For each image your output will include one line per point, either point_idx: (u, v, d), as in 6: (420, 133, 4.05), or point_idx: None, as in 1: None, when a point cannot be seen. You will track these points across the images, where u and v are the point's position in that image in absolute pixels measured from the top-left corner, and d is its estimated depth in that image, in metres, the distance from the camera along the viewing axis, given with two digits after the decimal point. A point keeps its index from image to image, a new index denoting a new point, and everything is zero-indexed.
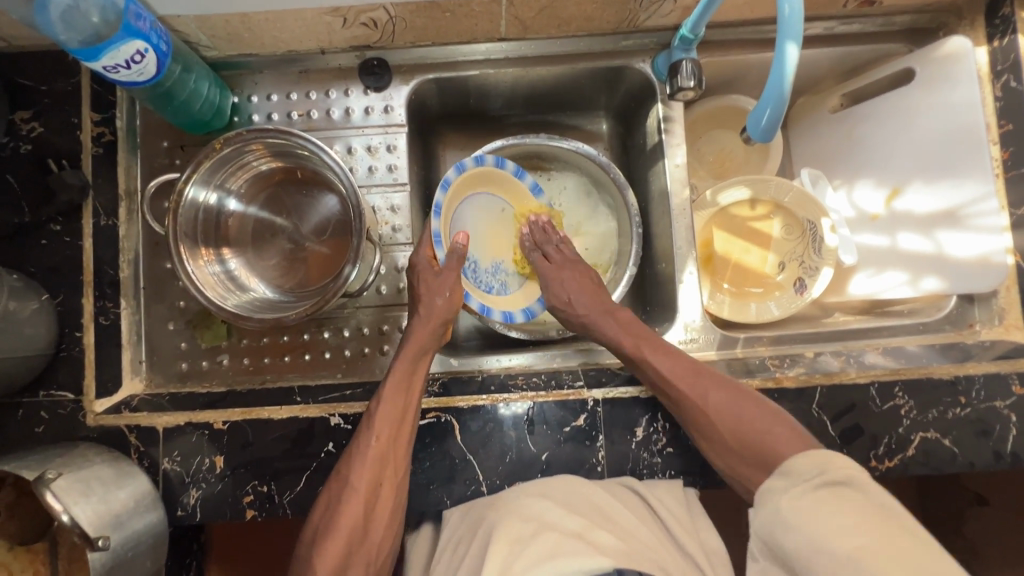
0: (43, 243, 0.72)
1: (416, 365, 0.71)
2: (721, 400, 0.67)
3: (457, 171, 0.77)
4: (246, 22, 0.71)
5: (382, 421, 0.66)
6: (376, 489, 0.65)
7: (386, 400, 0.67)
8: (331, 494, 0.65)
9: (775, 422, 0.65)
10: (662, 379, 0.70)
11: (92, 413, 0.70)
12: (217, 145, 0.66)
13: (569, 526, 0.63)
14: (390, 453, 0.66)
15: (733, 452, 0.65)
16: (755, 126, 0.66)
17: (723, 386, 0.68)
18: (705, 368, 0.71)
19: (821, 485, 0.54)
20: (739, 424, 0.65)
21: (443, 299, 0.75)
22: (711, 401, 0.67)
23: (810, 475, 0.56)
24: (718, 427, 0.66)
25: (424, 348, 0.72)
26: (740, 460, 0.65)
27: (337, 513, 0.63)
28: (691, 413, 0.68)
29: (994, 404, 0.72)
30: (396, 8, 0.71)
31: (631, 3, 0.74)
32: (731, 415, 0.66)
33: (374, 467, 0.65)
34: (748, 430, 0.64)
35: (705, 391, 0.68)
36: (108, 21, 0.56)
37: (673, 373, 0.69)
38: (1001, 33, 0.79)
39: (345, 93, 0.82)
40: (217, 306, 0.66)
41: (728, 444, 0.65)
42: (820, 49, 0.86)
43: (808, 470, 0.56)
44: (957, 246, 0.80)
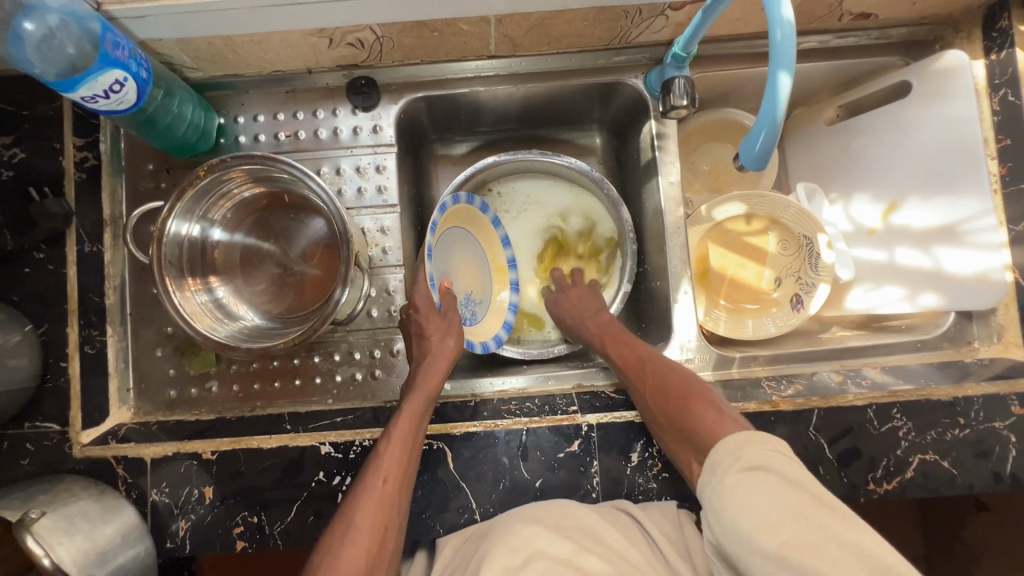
0: (27, 272, 0.71)
1: (425, 405, 0.69)
2: (669, 378, 0.70)
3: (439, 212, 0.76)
4: (230, 45, 0.69)
5: (390, 461, 0.64)
6: (381, 535, 0.61)
7: (394, 439, 0.66)
8: (330, 539, 0.61)
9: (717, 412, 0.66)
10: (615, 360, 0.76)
11: (78, 445, 0.69)
12: (200, 173, 0.65)
13: (559, 552, 0.65)
14: (395, 495, 0.63)
15: (674, 432, 0.66)
16: (749, 153, 0.63)
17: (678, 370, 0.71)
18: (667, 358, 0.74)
19: (747, 470, 0.57)
20: (670, 404, 0.68)
21: (452, 343, 0.75)
22: (654, 377, 0.71)
23: (727, 460, 0.59)
24: (665, 400, 0.69)
25: (432, 393, 0.70)
26: (679, 440, 0.65)
27: (336, 559, 0.59)
28: (642, 385, 0.71)
29: (994, 425, 0.71)
30: (383, 29, 0.70)
31: (623, 20, 0.73)
32: (679, 397, 0.68)
33: (379, 509, 0.62)
34: (688, 407, 0.67)
35: (661, 367, 0.72)
36: (84, 52, 0.54)
37: (623, 354, 0.76)
38: (1000, 46, 0.78)
39: (333, 113, 0.81)
40: (205, 337, 0.65)
41: (668, 425, 0.67)
42: (815, 62, 0.85)
43: (735, 450, 0.59)
44: (955, 262, 0.78)
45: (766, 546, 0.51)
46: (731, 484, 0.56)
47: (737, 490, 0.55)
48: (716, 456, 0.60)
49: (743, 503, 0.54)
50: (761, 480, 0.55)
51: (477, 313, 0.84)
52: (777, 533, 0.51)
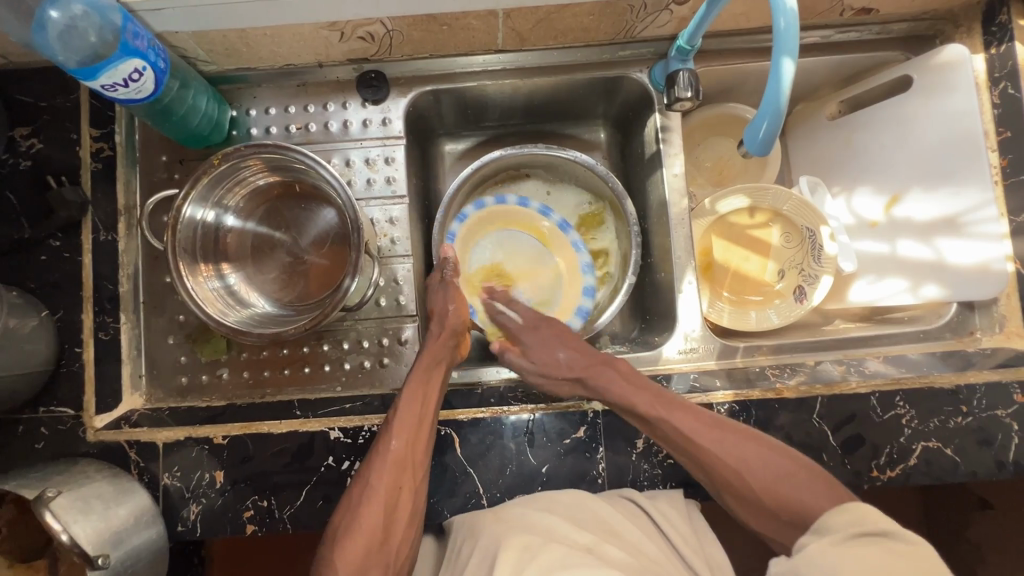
0: (43, 259, 0.72)
1: (432, 371, 0.71)
2: (744, 455, 0.64)
3: (477, 207, 0.90)
4: (244, 37, 0.71)
5: (403, 424, 0.66)
6: (397, 493, 0.64)
7: (406, 402, 0.68)
8: (351, 499, 0.64)
9: (799, 472, 0.62)
10: (685, 439, 0.67)
11: (92, 430, 0.70)
12: (215, 161, 0.67)
13: (578, 539, 0.64)
14: (409, 456, 0.66)
15: (767, 513, 0.62)
16: (752, 139, 0.65)
17: (743, 437, 0.66)
18: (730, 424, 0.67)
19: (851, 536, 0.52)
20: (774, 485, 0.62)
21: (453, 309, 0.76)
22: (746, 466, 0.64)
23: (842, 528, 0.53)
24: (750, 484, 0.63)
25: (437, 359, 0.72)
26: (778, 523, 0.61)
27: (357, 517, 0.63)
28: (717, 472, 0.65)
29: (996, 412, 0.72)
30: (394, 22, 0.71)
31: (628, 14, 0.74)
32: (763, 475, 0.63)
33: (394, 470, 0.64)
34: (774, 487, 0.62)
35: (726, 445, 0.65)
36: (106, 41, 0.56)
37: (697, 432, 0.66)
38: (999, 40, 0.79)
39: (343, 106, 0.82)
40: (217, 321, 0.66)
41: (761, 506, 0.62)
42: (816, 57, 0.87)
43: (842, 524, 0.53)
44: (956, 253, 0.79)
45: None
46: (839, 550, 0.51)
47: (849, 552, 0.50)
48: (825, 523, 0.55)
49: (854, 560, 0.49)
50: (874, 545, 0.50)
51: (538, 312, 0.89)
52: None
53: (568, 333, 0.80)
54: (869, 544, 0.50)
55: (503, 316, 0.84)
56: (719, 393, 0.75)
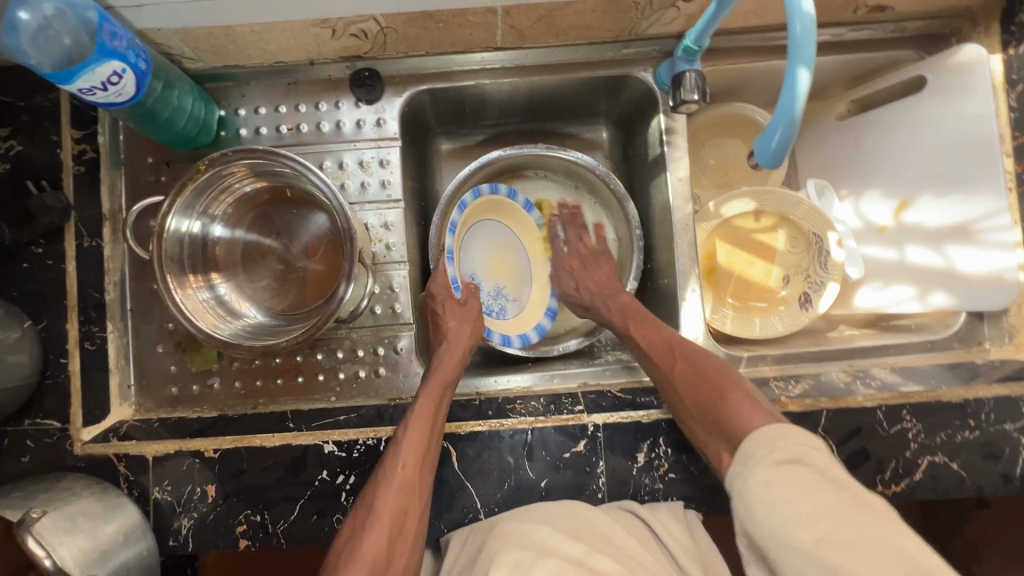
0: (25, 267, 0.69)
1: (443, 392, 0.70)
2: (688, 368, 0.68)
3: (462, 210, 0.83)
4: (231, 35, 0.68)
5: (410, 445, 0.65)
6: (402, 517, 0.62)
7: (414, 422, 0.66)
8: (354, 521, 0.62)
9: (730, 389, 0.65)
10: (642, 351, 0.73)
11: (79, 442, 0.69)
12: (201, 167, 0.64)
13: (570, 552, 0.63)
14: (416, 479, 0.64)
15: (699, 419, 0.65)
16: (764, 149, 0.61)
17: (701, 359, 0.69)
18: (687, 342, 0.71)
19: (777, 463, 0.55)
20: (702, 394, 0.65)
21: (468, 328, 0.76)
22: (678, 370, 0.68)
23: (765, 454, 0.57)
24: (680, 392, 0.67)
25: (450, 377, 0.71)
26: (708, 427, 0.64)
27: (361, 540, 0.60)
28: (668, 376, 0.69)
29: (1003, 427, 0.71)
30: (388, 20, 0.68)
31: (633, 11, 0.71)
32: (693, 381, 0.67)
33: (400, 493, 0.63)
34: (707, 393, 0.65)
35: (687, 361, 0.69)
36: (81, 43, 0.53)
37: (652, 345, 0.72)
38: (1018, 40, 0.76)
39: (336, 106, 0.79)
40: (208, 335, 0.64)
41: (697, 414, 0.65)
42: (828, 56, 0.83)
43: (764, 449, 0.57)
44: (967, 262, 0.77)
45: (800, 543, 0.50)
46: (770, 480, 0.54)
47: (772, 485, 0.54)
48: (745, 452, 0.58)
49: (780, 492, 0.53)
50: (803, 478, 0.53)
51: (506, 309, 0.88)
52: (813, 526, 0.50)
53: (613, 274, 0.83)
54: (793, 473, 0.54)
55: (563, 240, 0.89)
56: None
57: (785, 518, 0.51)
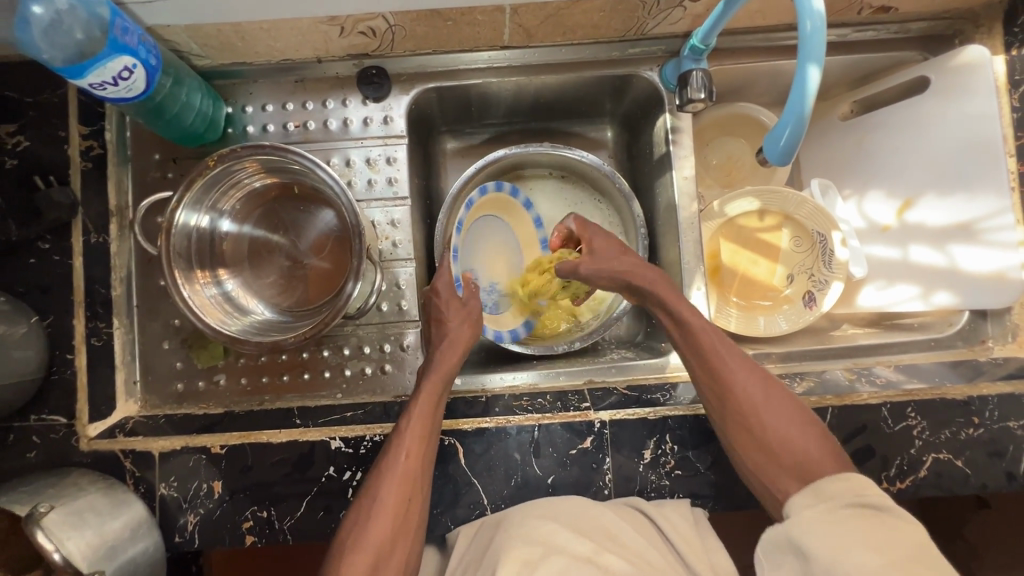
0: (31, 262, 0.69)
1: (442, 384, 0.69)
2: (767, 410, 0.66)
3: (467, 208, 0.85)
4: (240, 31, 0.68)
5: (413, 435, 0.65)
6: (405, 505, 0.63)
7: (415, 415, 0.66)
8: (358, 514, 0.63)
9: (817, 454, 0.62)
10: (710, 376, 0.69)
11: (85, 438, 0.68)
12: (210, 162, 0.64)
13: (579, 549, 0.63)
14: (418, 470, 0.64)
15: (774, 462, 0.64)
16: (773, 148, 0.61)
17: (777, 397, 0.67)
18: (762, 373, 0.69)
19: (848, 505, 0.54)
20: (789, 433, 0.64)
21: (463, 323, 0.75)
22: (760, 406, 0.66)
23: (841, 496, 0.55)
24: (762, 432, 0.65)
25: (449, 369, 0.70)
26: (779, 472, 0.64)
27: (365, 526, 0.61)
28: (733, 414, 0.67)
29: (1008, 425, 0.71)
30: (397, 17, 0.68)
31: (640, 11, 0.71)
32: (778, 429, 0.65)
33: (402, 483, 0.63)
34: (790, 442, 0.64)
35: (759, 398, 0.67)
36: (94, 38, 0.53)
37: (732, 371, 0.68)
38: (1020, 41, 0.77)
39: (343, 103, 0.79)
40: (216, 330, 0.64)
41: (770, 458, 0.64)
42: (831, 56, 0.84)
43: (835, 491, 0.56)
44: (970, 260, 0.78)
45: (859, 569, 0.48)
46: (836, 517, 0.53)
47: (838, 525, 0.52)
48: (824, 488, 0.57)
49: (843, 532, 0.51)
50: (873, 518, 0.52)
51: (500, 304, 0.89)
52: (885, 553, 0.48)
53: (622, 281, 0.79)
54: (865, 516, 0.52)
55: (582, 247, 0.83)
56: None
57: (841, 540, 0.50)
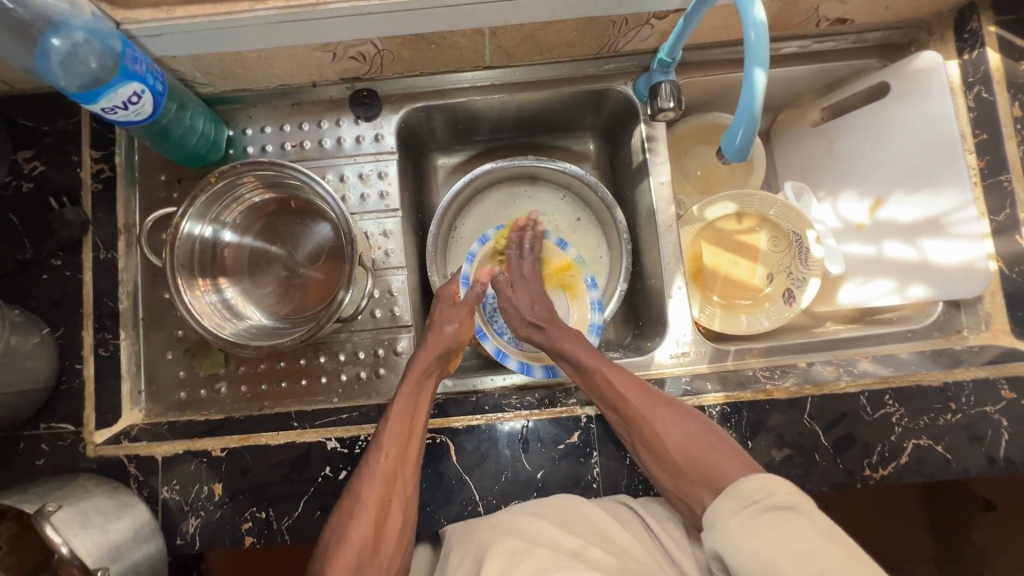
0: (45, 278, 0.74)
1: (422, 385, 0.72)
2: (664, 418, 0.67)
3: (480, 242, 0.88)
4: (240, 60, 0.73)
5: (392, 440, 0.67)
6: (386, 508, 0.65)
7: (394, 421, 0.69)
8: (341, 514, 0.65)
9: (705, 440, 0.66)
10: (611, 395, 0.70)
11: (92, 444, 0.71)
12: (212, 179, 0.69)
13: (566, 543, 0.64)
14: (398, 469, 0.67)
15: (677, 469, 0.66)
16: (730, 146, 0.66)
17: (663, 401, 0.69)
18: (650, 387, 0.72)
19: (766, 509, 0.57)
20: (688, 444, 0.66)
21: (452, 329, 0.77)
22: (659, 420, 0.67)
23: (755, 500, 0.58)
24: (669, 446, 0.66)
25: (429, 371, 0.73)
26: (683, 479, 0.65)
27: (346, 531, 0.64)
28: (636, 428, 0.68)
29: (985, 409, 0.73)
30: (383, 43, 0.74)
31: (610, 30, 0.77)
32: (677, 435, 0.67)
33: (382, 486, 0.65)
34: (688, 442, 0.66)
35: (650, 406, 0.68)
36: (106, 67, 0.58)
37: (625, 387, 0.70)
38: (971, 46, 0.82)
39: (337, 124, 0.84)
40: (215, 335, 0.68)
41: (675, 464, 0.66)
42: (796, 66, 0.89)
43: (759, 491, 0.59)
44: (941, 254, 0.81)
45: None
46: (754, 525, 0.56)
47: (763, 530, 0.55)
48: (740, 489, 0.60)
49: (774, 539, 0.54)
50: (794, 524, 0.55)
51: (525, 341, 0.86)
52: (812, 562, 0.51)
53: None
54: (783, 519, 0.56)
55: (515, 252, 0.85)
56: (709, 396, 0.76)
57: (763, 548, 0.54)
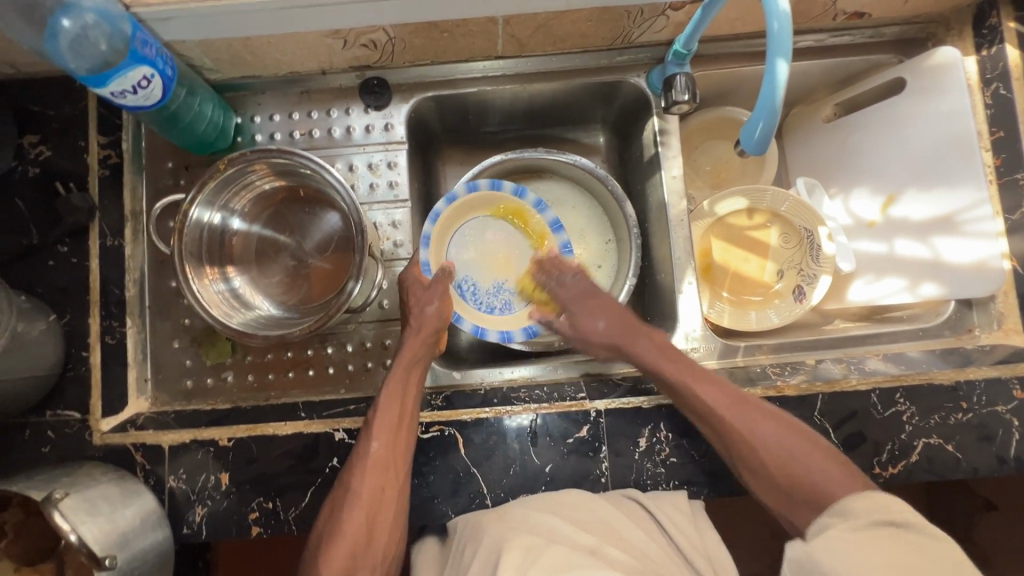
0: (51, 264, 0.73)
1: (410, 372, 0.72)
2: (769, 434, 0.66)
3: (447, 202, 0.81)
4: (249, 46, 0.72)
5: (382, 426, 0.67)
6: (379, 495, 0.65)
7: (383, 408, 0.68)
8: (334, 503, 0.65)
9: (808, 459, 0.64)
10: (707, 411, 0.68)
11: (98, 432, 0.71)
12: (222, 166, 0.68)
13: (580, 540, 0.65)
14: (390, 458, 0.66)
15: (783, 489, 0.64)
16: (749, 139, 0.65)
17: (770, 416, 0.68)
18: (747, 396, 0.69)
19: (874, 524, 0.53)
20: (789, 462, 0.64)
21: (434, 308, 0.75)
22: (757, 435, 0.66)
23: (865, 515, 0.54)
24: (768, 462, 0.65)
25: (417, 358, 0.73)
26: (789, 499, 0.64)
27: (342, 521, 0.63)
28: (738, 447, 0.67)
29: (996, 408, 0.73)
30: (396, 30, 0.73)
31: (625, 20, 0.75)
32: (782, 452, 0.65)
33: (375, 473, 0.65)
34: (794, 462, 0.64)
35: (750, 422, 0.67)
36: (117, 50, 0.57)
37: (719, 403, 0.68)
38: (989, 42, 0.81)
39: (346, 112, 0.83)
40: (222, 324, 0.67)
41: (784, 483, 0.64)
42: (812, 60, 0.88)
43: (864, 510, 0.55)
44: (953, 252, 0.80)
45: None
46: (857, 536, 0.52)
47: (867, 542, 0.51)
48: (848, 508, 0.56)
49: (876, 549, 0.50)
50: (900, 540, 0.50)
51: (511, 304, 0.84)
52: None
53: (617, 306, 0.78)
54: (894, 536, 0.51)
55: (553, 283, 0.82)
56: None
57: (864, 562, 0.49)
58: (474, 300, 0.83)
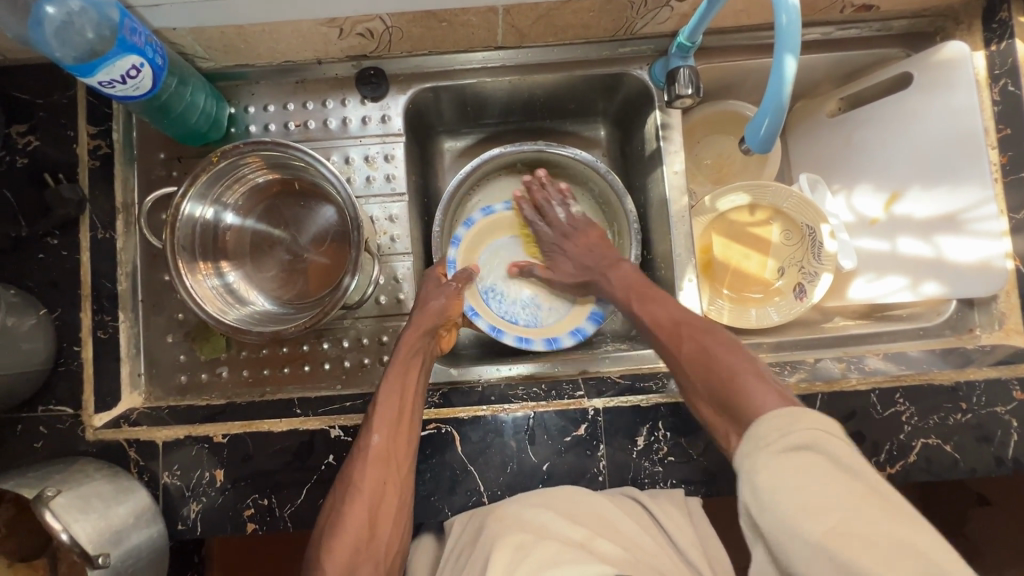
0: (40, 257, 0.71)
1: (410, 364, 0.71)
2: (695, 348, 0.62)
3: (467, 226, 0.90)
4: (242, 34, 0.70)
5: (383, 417, 0.66)
6: (381, 488, 0.64)
7: (384, 400, 0.68)
8: (338, 496, 0.64)
9: (739, 369, 0.57)
10: (650, 330, 0.70)
11: (91, 428, 0.70)
12: (214, 158, 0.66)
13: (575, 535, 0.64)
14: (393, 450, 0.66)
15: (706, 400, 0.59)
16: (754, 137, 0.65)
17: (703, 335, 0.63)
18: (691, 320, 0.66)
19: (791, 450, 0.47)
20: (712, 376, 0.59)
21: (440, 303, 0.77)
22: (683, 348, 0.63)
23: (779, 442, 0.48)
24: (689, 373, 0.62)
25: (417, 350, 0.73)
26: (717, 412, 0.57)
27: (343, 512, 0.63)
28: (672, 362, 0.65)
29: (995, 409, 0.72)
30: (392, 19, 0.71)
31: (628, 10, 0.74)
32: (703, 364, 0.60)
33: (376, 465, 0.64)
34: (715, 370, 0.59)
35: (683, 343, 0.64)
36: (103, 37, 0.56)
37: (660, 322, 0.69)
38: (1000, 36, 0.79)
39: (342, 103, 0.82)
40: (217, 320, 0.66)
41: (703, 394, 0.59)
42: (817, 54, 0.86)
43: (780, 436, 0.49)
44: (956, 250, 0.79)
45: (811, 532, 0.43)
46: (778, 471, 0.46)
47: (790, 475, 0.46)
48: (760, 430, 0.50)
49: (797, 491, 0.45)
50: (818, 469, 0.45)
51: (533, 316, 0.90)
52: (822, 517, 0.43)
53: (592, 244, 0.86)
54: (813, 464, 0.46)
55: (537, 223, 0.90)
56: None
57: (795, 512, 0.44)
58: (499, 308, 0.89)
